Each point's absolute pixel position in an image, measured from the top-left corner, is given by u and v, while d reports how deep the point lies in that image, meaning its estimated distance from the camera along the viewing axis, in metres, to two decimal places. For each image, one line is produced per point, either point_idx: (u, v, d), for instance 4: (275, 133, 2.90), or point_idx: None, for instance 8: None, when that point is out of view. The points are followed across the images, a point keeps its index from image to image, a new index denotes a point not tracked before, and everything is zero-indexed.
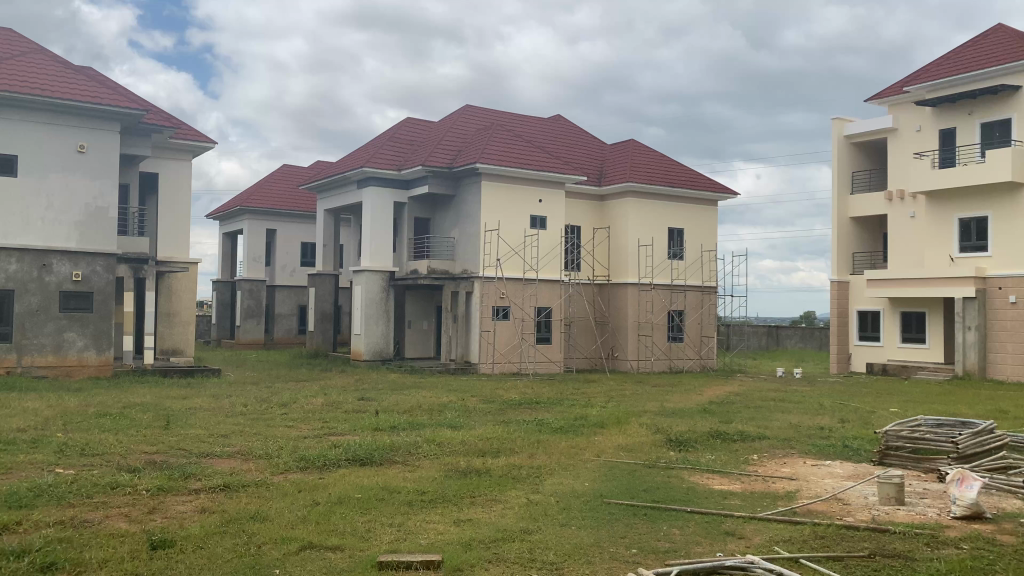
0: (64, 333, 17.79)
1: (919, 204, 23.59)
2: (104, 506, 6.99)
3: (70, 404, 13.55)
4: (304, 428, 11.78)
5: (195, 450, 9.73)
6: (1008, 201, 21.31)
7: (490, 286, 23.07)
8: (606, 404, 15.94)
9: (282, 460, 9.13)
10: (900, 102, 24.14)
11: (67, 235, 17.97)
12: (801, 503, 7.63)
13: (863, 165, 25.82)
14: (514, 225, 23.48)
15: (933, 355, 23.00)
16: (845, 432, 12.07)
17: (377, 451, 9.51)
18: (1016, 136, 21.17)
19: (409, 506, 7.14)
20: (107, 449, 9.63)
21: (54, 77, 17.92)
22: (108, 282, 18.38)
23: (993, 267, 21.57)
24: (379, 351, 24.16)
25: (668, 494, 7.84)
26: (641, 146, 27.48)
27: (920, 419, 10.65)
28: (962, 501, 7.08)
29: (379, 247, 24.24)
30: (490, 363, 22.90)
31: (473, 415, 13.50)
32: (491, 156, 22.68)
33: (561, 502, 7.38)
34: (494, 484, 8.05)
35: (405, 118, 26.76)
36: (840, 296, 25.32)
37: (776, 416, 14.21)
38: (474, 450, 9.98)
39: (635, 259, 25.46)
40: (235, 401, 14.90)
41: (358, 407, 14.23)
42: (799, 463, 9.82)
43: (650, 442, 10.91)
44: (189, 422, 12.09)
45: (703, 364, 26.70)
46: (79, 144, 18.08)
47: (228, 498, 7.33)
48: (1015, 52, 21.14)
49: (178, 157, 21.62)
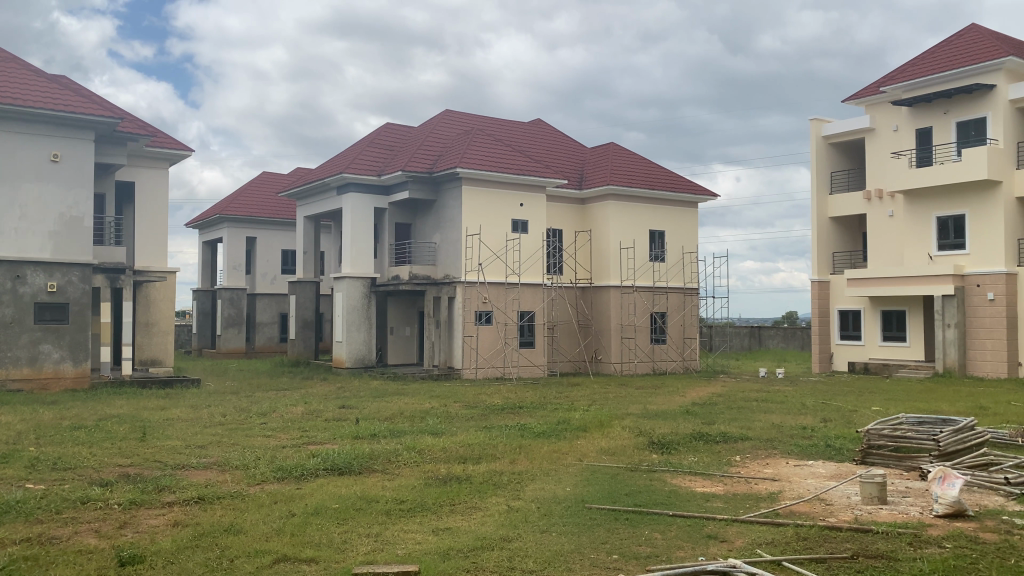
0: (40, 345, 17.51)
1: (898, 203, 23.71)
2: (74, 522, 6.83)
3: (44, 417, 13.34)
4: (283, 438, 11.62)
5: (169, 463, 9.56)
6: (985, 200, 21.49)
7: (472, 290, 22.96)
8: (589, 407, 15.86)
9: (258, 470, 8.99)
10: (877, 102, 24.28)
11: (41, 245, 17.70)
12: (783, 504, 7.59)
13: (842, 164, 25.93)
14: (496, 229, 23.38)
15: (913, 353, 23.13)
16: (828, 432, 12.06)
17: (356, 460, 9.38)
18: (990, 135, 21.40)
19: (386, 515, 7.02)
20: (80, 462, 9.45)
21: (27, 86, 17.67)
22: (84, 293, 18.10)
23: (972, 265, 21.75)
24: (362, 358, 23.98)
25: (650, 497, 7.76)
26: (621, 149, 27.47)
27: (901, 418, 10.64)
28: (945, 499, 7.03)
29: (360, 252, 24.08)
30: (473, 368, 22.77)
31: (454, 421, 13.37)
32: (471, 161, 22.58)
33: (541, 509, 7.27)
34: (475, 491, 7.94)
35: (385, 123, 26.64)
36: (821, 295, 25.37)
37: (758, 416, 14.17)
38: (455, 457, 9.84)
39: (616, 262, 25.41)
40: (215, 411, 14.66)
41: (338, 416, 14.07)
42: (782, 464, 9.78)
43: (632, 445, 10.84)
44: (166, 433, 11.89)
45: (686, 366, 26.72)
46: (52, 153, 17.85)
47: (202, 511, 7.19)
48: (990, 51, 21.31)
49: (154, 165, 21.43)
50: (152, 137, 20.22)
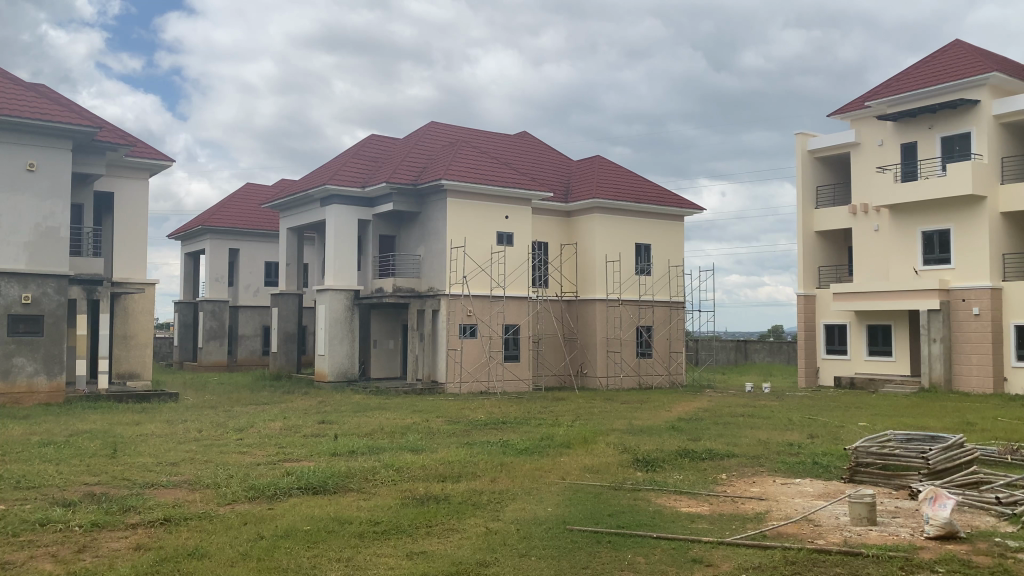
0: (13, 358, 17.07)
1: (883, 217, 23.67)
2: (30, 546, 6.50)
3: (13, 433, 12.93)
4: (258, 454, 11.31)
5: (138, 481, 9.23)
6: (970, 215, 21.50)
7: (457, 303, 22.68)
8: (574, 422, 15.59)
9: (229, 490, 8.67)
10: (861, 116, 24.28)
11: (16, 256, 17.34)
12: (771, 525, 7.36)
13: (827, 179, 25.91)
14: (480, 241, 23.15)
15: (899, 367, 23.09)
16: (815, 449, 11.84)
17: (332, 479, 9.08)
18: (975, 150, 21.42)
19: (359, 538, 6.75)
20: (44, 481, 9.08)
21: (3, 93, 17.33)
22: (60, 305, 17.72)
23: (957, 279, 21.71)
24: (344, 372, 23.63)
25: (633, 518, 7.51)
26: (607, 163, 27.32)
27: (889, 434, 10.45)
28: (936, 521, 6.83)
29: (343, 265, 23.80)
30: (457, 382, 22.48)
31: (436, 437, 13.06)
32: (456, 173, 22.39)
33: (521, 531, 7.01)
34: (452, 512, 7.67)
35: (370, 135, 26.42)
36: (807, 309, 25.25)
37: (744, 432, 13.94)
38: (434, 476, 9.57)
39: (603, 275, 25.24)
40: (190, 427, 14.23)
41: (316, 431, 13.72)
42: (769, 483, 9.56)
43: (616, 463, 10.58)
44: (138, 450, 11.53)
45: (672, 380, 26.53)
46: (29, 162, 17.53)
47: (167, 533, 6.90)
48: (974, 66, 21.39)
49: (135, 175, 21.13)
50: (132, 146, 19.86)
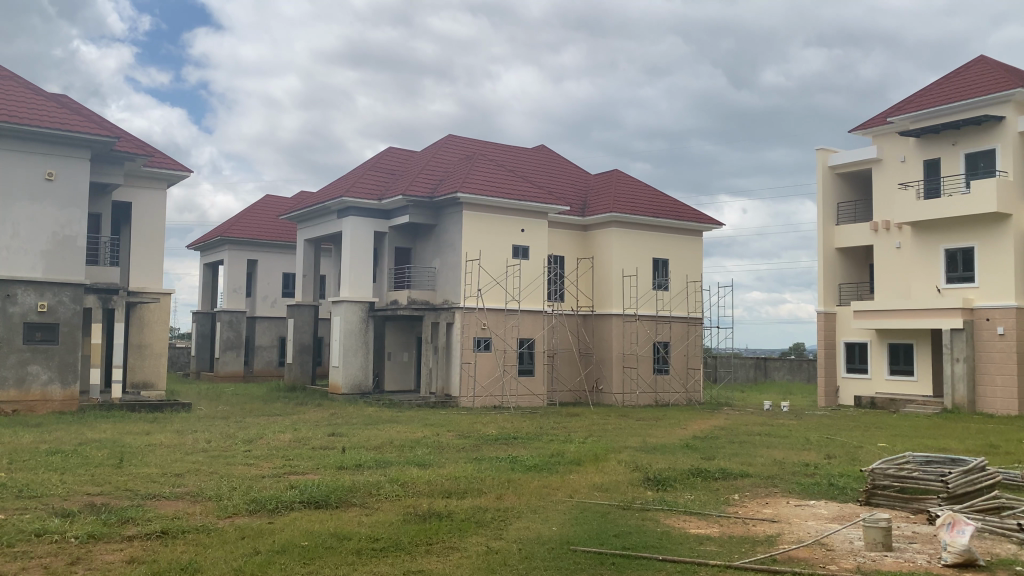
0: (28, 366, 17.15)
1: (905, 234, 23.28)
2: (23, 557, 6.41)
3: (23, 440, 12.95)
4: (265, 467, 11.20)
5: (141, 492, 9.14)
6: (995, 232, 21.11)
7: (472, 316, 22.56)
8: (587, 439, 15.37)
9: (231, 502, 8.55)
10: (883, 132, 23.95)
11: (33, 265, 17.42)
12: (781, 549, 7.12)
13: (848, 196, 25.58)
14: (496, 254, 23.03)
15: (921, 387, 22.61)
16: (832, 469, 11.57)
17: (335, 493, 8.94)
18: (1000, 167, 21.09)
19: (356, 555, 6.60)
20: (46, 490, 9.02)
21: (25, 103, 17.51)
22: (75, 313, 17.78)
23: (981, 298, 21.29)
24: (358, 384, 23.52)
25: (640, 539, 7.30)
26: (625, 177, 27.17)
27: (908, 455, 10.16)
28: (953, 547, 6.57)
29: (359, 276, 23.76)
30: (470, 396, 22.31)
31: (444, 452, 12.92)
32: (472, 185, 22.32)
33: (523, 551, 6.84)
34: (454, 530, 7.52)
35: (387, 147, 26.44)
36: (827, 327, 24.85)
37: (760, 452, 13.69)
38: (439, 492, 9.40)
39: (619, 289, 25.04)
40: (200, 438, 14.15)
41: (326, 444, 13.62)
42: (782, 504, 9.32)
43: (626, 481, 10.38)
44: (145, 460, 11.47)
45: (689, 398, 26.15)
46: (47, 171, 17.64)
47: (163, 546, 6.79)
48: (999, 82, 21.04)
49: (153, 185, 21.23)
50: (149, 157, 19.95)
